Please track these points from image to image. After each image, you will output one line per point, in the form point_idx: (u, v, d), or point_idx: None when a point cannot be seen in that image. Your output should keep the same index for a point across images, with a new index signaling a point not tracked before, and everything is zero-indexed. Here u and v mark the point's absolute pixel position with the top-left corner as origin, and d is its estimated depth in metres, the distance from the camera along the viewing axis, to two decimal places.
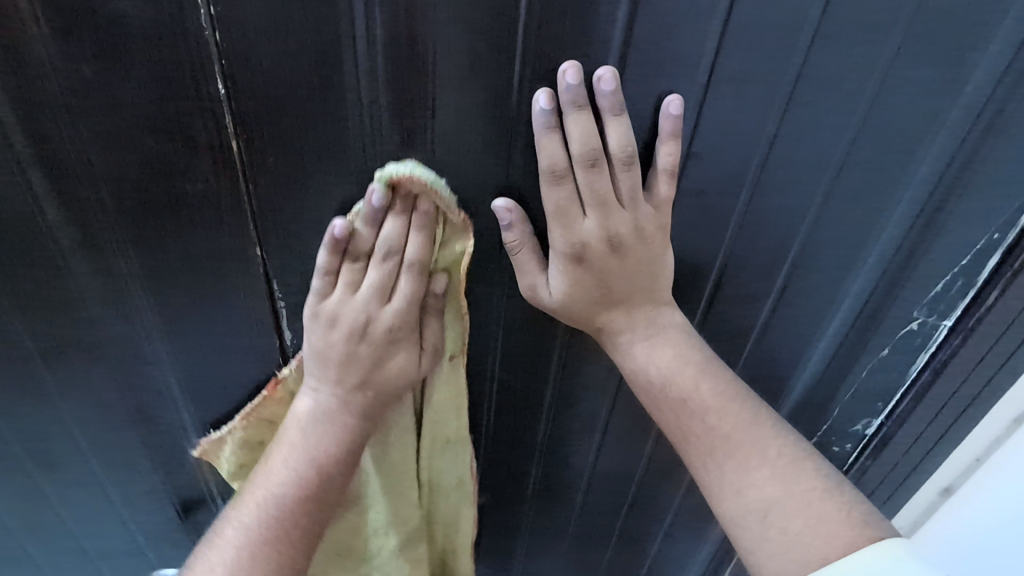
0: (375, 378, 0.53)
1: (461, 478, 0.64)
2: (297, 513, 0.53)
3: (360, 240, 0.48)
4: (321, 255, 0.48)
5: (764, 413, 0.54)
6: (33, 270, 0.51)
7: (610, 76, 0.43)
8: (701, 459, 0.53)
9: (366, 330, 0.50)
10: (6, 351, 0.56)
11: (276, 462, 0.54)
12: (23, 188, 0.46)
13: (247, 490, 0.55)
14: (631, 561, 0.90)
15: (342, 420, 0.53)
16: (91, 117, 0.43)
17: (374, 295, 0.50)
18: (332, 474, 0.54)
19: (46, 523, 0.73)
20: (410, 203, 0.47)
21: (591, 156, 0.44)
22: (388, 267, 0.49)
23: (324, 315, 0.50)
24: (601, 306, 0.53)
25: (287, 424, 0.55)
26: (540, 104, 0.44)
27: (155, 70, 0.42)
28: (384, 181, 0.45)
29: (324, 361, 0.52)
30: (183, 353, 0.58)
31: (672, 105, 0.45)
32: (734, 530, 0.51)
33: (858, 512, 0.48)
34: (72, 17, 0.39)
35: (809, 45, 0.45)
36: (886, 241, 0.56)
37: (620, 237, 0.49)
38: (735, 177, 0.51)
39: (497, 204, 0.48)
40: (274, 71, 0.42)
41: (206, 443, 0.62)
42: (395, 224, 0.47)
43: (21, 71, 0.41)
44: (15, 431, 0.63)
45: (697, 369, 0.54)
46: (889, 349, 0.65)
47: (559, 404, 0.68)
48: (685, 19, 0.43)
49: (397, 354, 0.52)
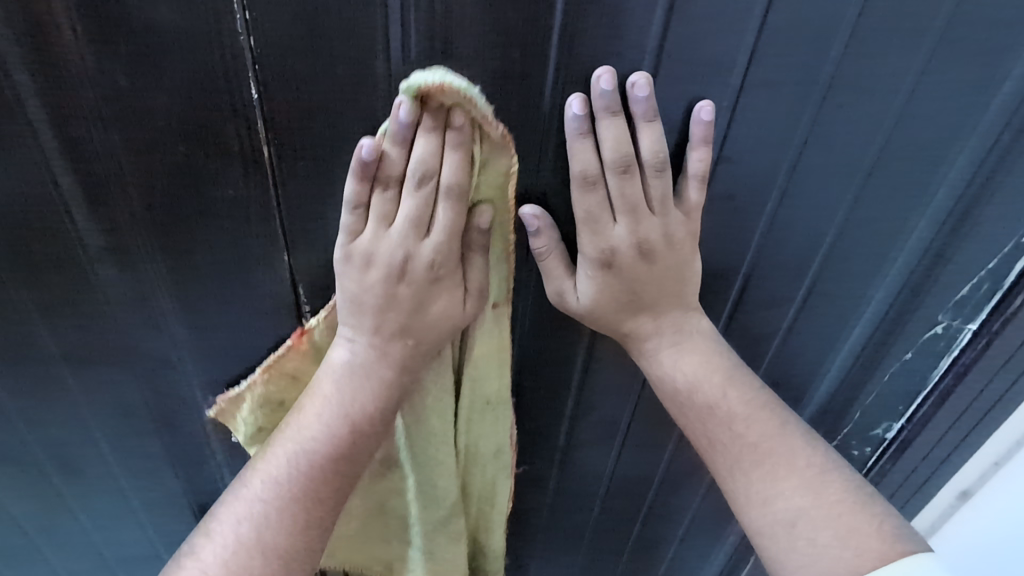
0: (412, 321, 0.50)
1: (501, 447, 0.62)
2: (326, 466, 0.51)
3: (389, 164, 0.44)
4: (351, 186, 0.44)
5: (793, 423, 0.54)
6: (61, 276, 0.51)
7: (643, 82, 0.43)
8: (727, 467, 0.53)
9: (405, 269, 0.48)
10: (29, 356, 0.56)
11: (308, 415, 0.52)
12: (54, 194, 0.46)
13: (275, 440, 0.53)
14: (647, 565, 0.89)
15: (375, 370, 0.51)
16: (124, 124, 0.43)
17: (411, 229, 0.46)
18: (362, 427, 0.52)
19: (63, 528, 0.73)
20: (440, 117, 0.42)
21: (623, 162, 0.44)
22: (423, 195, 0.45)
23: (358, 254, 0.47)
24: (629, 312, 0.53)
25: (319, 373, 0.52)
26: (572, 110, 0.43)
27: (188, 77, 0.41)
28: (410, 94, 0.40)
29: (357, 304, 0.49)
30: (207, 358, 0.57)
31: (703, 111, 0.45)
32: (760, 539, 0.51)
33: (887, 526, 0.48)
34: (108, 24, 0.39)
35: (842, 50, 0.44)
36: (913, 245, 0.56)
37: (649, 244, 0.49)
38: (764, 182, 0.51)
39: (524, 211, 0.48)
40: (308, 77, 0.42)
41: (223, 401, 0.58)
42: (427, 144, 0.43)
43: (54, 79, 0.41)
44: (37, 436, 0.63)
45: (725, 377, 0.54)
46: (913, 352, 0.64)
47: (581, 408, 0.67)
48: (720, 24, 0.42)
49: (438, 296, 0.50)
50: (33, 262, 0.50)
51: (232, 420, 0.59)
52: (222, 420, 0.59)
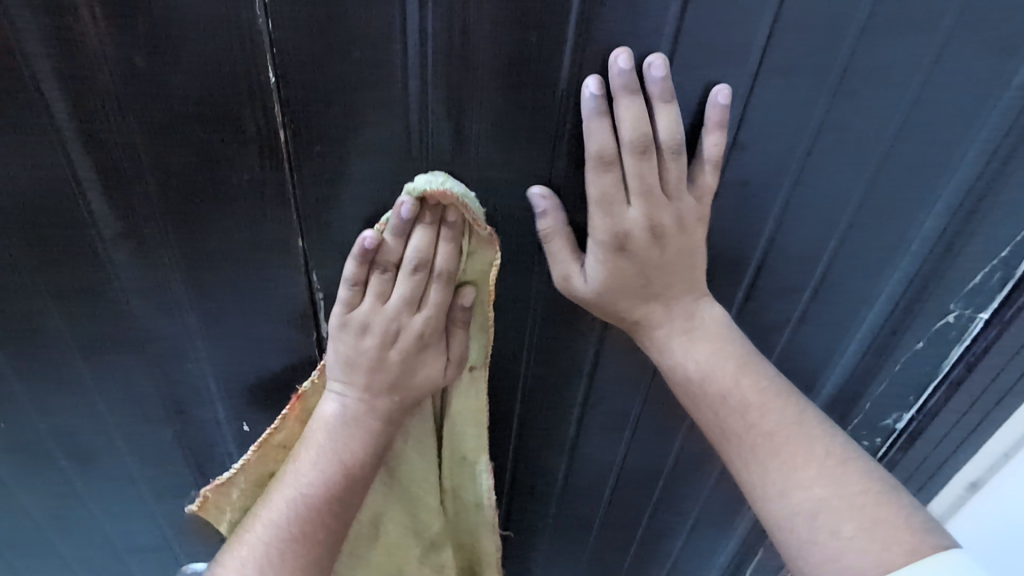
0: (404, 385, 0.53)
1: (479, 499, 0.64)
2: (323, 513, 0.53)
3: (387, 251, 0.47)
4: (350, 267, 0.47)
5: (810, 413, 0.52)
6: (76, 262, 0.51)
7: (661, 62, 0.43)
8: (742, 459, 0.52)
9: (396, 339, 0.51)
10: (43, 343, 0.56)
11: (305, 462, 0.53)
12: (70, 180, 0.46)
13: (275, 489, 0.55)
14: (656, 558, 0.90)
15: (369, 424, 0.53)
16: (141, 109, 0.43)
17: (404, 306, 0.49)
18: (357, 476, 0.54)
19: (76, 516, 0.74)
20: (437, 214, 0.46)
21: (642, 142, 0.44)
22: (417, 279, 0.48)
23: (354, 323, 0.50)
24: (642, 297, 0.53)
25: (311, 429, 0.54)
26: (589, 90, 0.43)
27: (206, 60, 0.41)
28: (414, 194, 0.44)
29: (351, 365, 0.52)
30: (220, 346, 0.57)
31: (721, 94, 0.45)
32: (780, 532, 0.50)
33: (916, 519, 0.47)
34: (126, 9, 0.39)
35: (858, 34, 0.44)
36: (926, 232, 0.56)
37: (663, 227, 0.49)
38: (778, 168, 0.51)
39: (533, 190, 0.49)
40: (325, 61, 0.42)
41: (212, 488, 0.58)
42: (424, 236, 0.46)
43: (73, 63, 0.41)
44: (50, 423, 0.63)
45: (738, 365, 0.53)
46: (925, 341, 0.64)
47: (591, 397, 0.67)
48: (737, 9, 0.42)
49: (426, 363, 0.53)
50: (47, 248, 0.50)
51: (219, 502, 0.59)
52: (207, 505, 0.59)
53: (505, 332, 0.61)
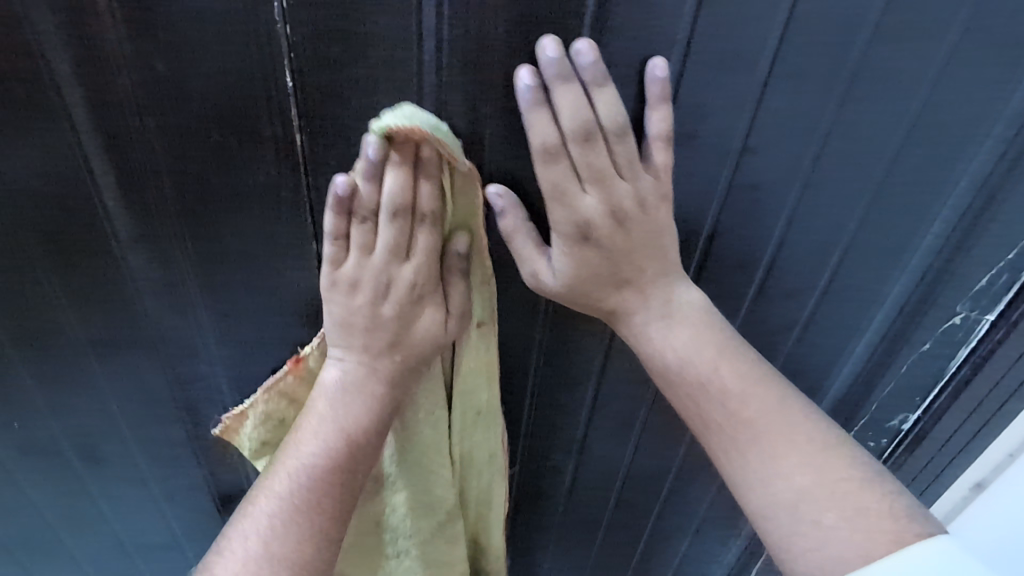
0: (403, 343, 0.52)
1: (493, 453, 0.64)
2: (327, 482, 0.52)
3: (364, 199, 0.46)
4: (329, 220, 0.46)
5: (790, 395, 0.51)
6: (92, 264, 0.51)
7: (586, 49, 0.42)
8: (722, 447, 0.51)
9: (389, 293, 0.50)
10: (58, 345, 0.57)
11: (305, 434, 0.53)
12: (88, 182, 0.47)
13: (278, 461, 0.54)
14: (662, 558, 0.90)
15: (369, 388, 0.53)
16: (159, 112, 0.44)
17: (391, 255, 0.48)
18: (361, 444, 0.53)
19: (87, 517, 0.74)
20: (411, 151, 0.44)
21: (582, 129, 0.43)
22: (400, 224, 0.47)
23: (343, 281, 0.49)
24: (612, 287, 0.52)
25: (314, 396, 0.54)
26: (523, 81, 0.43)
27: (224, 63, 0.42)
28: (379, 131, 0.42)
29: (347, 328, 0.51)
30: (233, 347, 0.58)
31: (657, 68, 0.44)
32: (762, 523, 0.49)
33: (899, 504, 0.46)
34: (148, 13, 0.40)
35: (868, 40, 0.45)
36: (934, 234, 0.56)
37: (623, 211, 0.48)
38: (788, 172, 0.51)
39: (489, 188, 0.48)
40: (343, 66, 0.43)
41: (228, 417, 0.58)
42: (400, 176, 0.45)
43: (93, 66, 0.41)
44: (62, 423, 0.63)
45: (716, 351, 0.51)
46: (931, 343, 0.65)
47: (599, 398, 0.68)
48: (749, 16, 0.43)
49: (423, 315, 0.52)
50: (64, 249, 0.51)
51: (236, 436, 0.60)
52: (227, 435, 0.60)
53: (515, 333, 0.61)
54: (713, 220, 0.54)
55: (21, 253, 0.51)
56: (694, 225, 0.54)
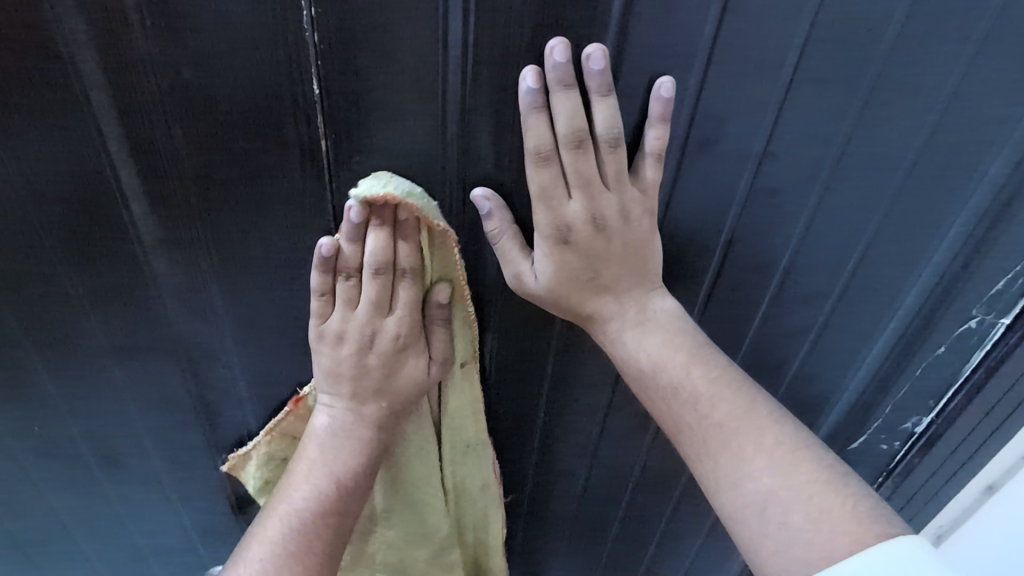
0: (387, 390, 0.55)
1: (485, 482, 0.66)
2: (322, 523, 0.55)
3: (347, 258, 0.49)
4: (314, 277, 0.49)
5: (759, 399, 0.51)
6: (115, 267, 0.52)
7: (598, 54, 0.42)
8: (695, 452, 0.52)
9: (373, 344, 0.53)
10: (78, 347, 0.57)
11: (298, 477, 0.56)
12: (114, 187, 0.47)
13: (270, 507, 0.56)
14: (674, 561, 0.90)
15: (357, 432, 0.56)
16: (187, 118, 0.44)
17: (374, 310, 0.51)
18: (350, 484, 0.56)
19: (103, 519, 0.74)
20: (389, 216, 0.47)
21: (576, 136, 0.44)
22: (380, 281, 0.49)
23: (330, 334, 0.52)
24: (590, 291, 0.53)
25: (306, 441, 0.57)
26: (526, 82, 0.43)
27: (253, 69, 0.42)
28: (358, 198, 0.45)
29: (335, 377, 0.54)
30: (253, 351, 0.58)
31: (663, 87, 0.44)
32: (734, 524, 0.49)
33: (863, 507, 0.45)
34: (177, 20, 0.40)
35: (891, 45, 0.45)
36: (951, 239, 0.56)
37: (605, 220, 0.48)
38: (808, 177, 0.51)
39: (474, 193, 0.48)
40: (370, 73, 0.43)
41: (234, 457, 0.65)
42: (379, 239, 0.47)
43: (123, 72, 0.42)
44: (81, 426, 0.64)
45: (688, 356, 0.53)
46: (945, 346, 0.65)
47: (616, 402, 0.68)
48: (773, 23, 0.43)
49: (407, 363, 0.54)
50: (87, 253, 0.51)
51: (243, 472, 0.66)
52: (235, 472, 0.66)
53: (533, 340, 0.62)
54: (732, 224, 0.54)
55: (44, 257, 0.51)
56: (714, 230, 0.54)
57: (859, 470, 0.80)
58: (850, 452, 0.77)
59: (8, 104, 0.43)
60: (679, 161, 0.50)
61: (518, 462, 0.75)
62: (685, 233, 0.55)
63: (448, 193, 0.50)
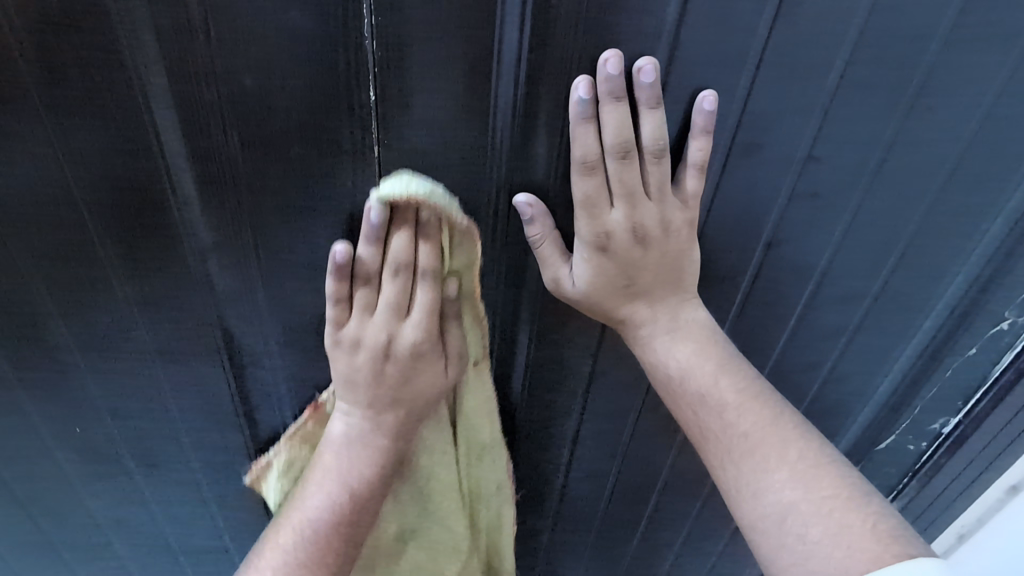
0: (403, 396, 0.53)
1: (500, 482, 0.64)
2: (335, 536, 0.54)
3: (364, 262, 0.48)
4: (330, 284, 0.48)
5: (786, 414, 0.52)
6: (165, 271, 0.52)
7: (650, 67, 0.42)
8: (719, 459, 0.52)
9: (390, 351, 0.51)
10: (124, 349, 0.58)
11: (311, 488, 0.55)
12: (169, 192, 0.48)
13: (283, 515, 0.56)
14: (699, 564, 0.90)
15: (372, 441, 0.55)
16: (243, 125, 0.45)
17: (392, 314, 0.50)
18: (364, 498, 0.55)
19: (136, 518, 0.75)
20: (411, 215, 0.46)
21: (624, 147, 0.44)
22: (399, 283, 0.48)
23: (345, 341, 0.51)
24: (624, 297, 0.53)
25: (322, 447, 0.56)
26: (578, 93, 0.43)
27: (312, 78, 0.43)
28: (381, 199, 0.44)
29: (351, 384, 0.53)
30: (294, 353, 0.58)
31: (706, 100, 0.45)
32: (752, 534, 0.49)
33: (883, 526, 0.45)
34: (240, 28, 0.40)
35: (941, 46, 0.45)
36: (987, 241, 0.57)
37: (645, 229, 0.49)
38: (849, 180, 0.52)
39: (518, 199, 0.48)
40: (425, 79, 0.44)
41: (256, 469, 0.62)
42: (401, 240, 0.47)
43: (185, 80, 0.42)
44: (121, 426, 0.64)
45: (717, 365, 0.54)
46: (976, 349, 0.65)
47: (650, 404, 0.68)
48: (823, 28, 0.44)
49: (425, 370, 0.53)
50: (139, 257, 0.51)
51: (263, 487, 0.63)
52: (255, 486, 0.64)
53: (571, 342, 0.62)
54: (773, 226, 0.55)
55: (96, 264, 0.52)
56: (755, 232, 0.55)
57: (886, 469, 0.80)
58: (876, 452, 0.78)
59: (71, 110, 0.44)
60: (723, 164, 0.51)
61: (552, 463, 0.75)
62: (726, 234, 0.55)
63: (494, 197, 0.50)
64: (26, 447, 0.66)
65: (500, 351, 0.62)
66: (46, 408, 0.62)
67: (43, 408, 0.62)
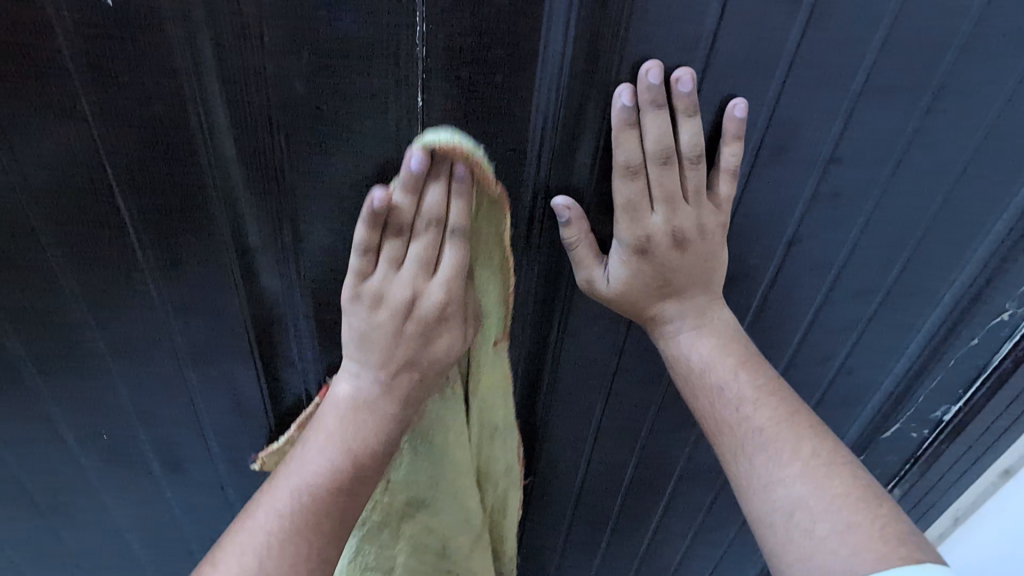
0: (421, 359, 0.50)
1: (508, 463, 0.66)
2: (336, 501, 0.48)
3: (398, 212, 0.46)
4: (361, 231, 0.46)
5: (803, 412, 0.53)
6: (202, 272, 0.52)
7: (688, 77, 0.44)
8: (733, 450, 0.53)
9: (413, 310, 0.48)
10: (155, 352, 0.58)
11: (312, 447, 0.50)
12: (213, 193, 0.48)
13: (275, 478, 0.50)
14: (707, 554, 0.92)
15: (383, 407, 0.50)
16: (291, 128, 0.45)
17: (418, 269, 0.48)
18: (369, 468, 0.49)
19: (157, 520, 0.75)
20: (448, 169, 0.46)
21: (664, 153, 0.46)
22: (430, 236, 0.47)
23: (367, 294, 0.48)
24: (657, 297, 0.54)
25: (324, 410, 0.52)
26: (621, 100, 0.45)
27: (361, 83, 0.44)
28: (425, 146, 0.44)
29: (365, 342, 0.49)
30: (328, 357, 0.58)
31: (737, 108, 0.47)
32: (760, 527, 0.50)
33: (891, 528, 0.46)
34: (295, 34, 0.41)
35: (958, 50, 0.47)
36: (993, 236, 0.59)
37: (684, 233, 0.50)
38: (867, 180, 0.54)
39: (557, 201, 0.50)
40: (471, 83, 0.45)
41: (266, 454, 0.61)
42: (435, 192, 0.46)
43: (235, 81, 0.43)
44: (149, 430, 0.64)
45: (737, 361, 0.55)
46: (978, 339, 0.68)
47: (669, 397, 0.70)
48: (850, 37, 0.46)
49: (445, 334, 0.50)
50: (177, 260, 0.52)
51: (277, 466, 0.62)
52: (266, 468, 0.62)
53: (599, 339, 0.63)
54: (795, 223, 0.57)
55: (132, 267, 0.52)
56: (777, 229, 0.57)
57: (887, 456, 0.83)
58: (880, 440, 0.81)
59: (118, 111, 0.44)
60: (752, 166, 0.53)
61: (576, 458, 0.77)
62: (751, 231, 0.57)
63: (533, 198, 0.52)
64: (51, 451, 0.65)
65: (531, 349, 0.64)
66: (73, 412, 0.62)
67: (70, 414, 0.62)
